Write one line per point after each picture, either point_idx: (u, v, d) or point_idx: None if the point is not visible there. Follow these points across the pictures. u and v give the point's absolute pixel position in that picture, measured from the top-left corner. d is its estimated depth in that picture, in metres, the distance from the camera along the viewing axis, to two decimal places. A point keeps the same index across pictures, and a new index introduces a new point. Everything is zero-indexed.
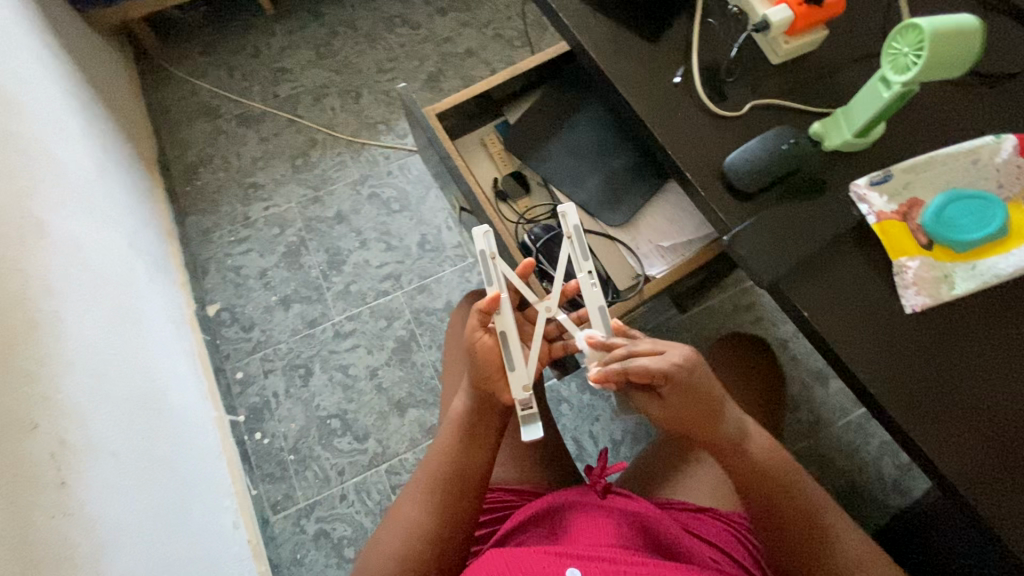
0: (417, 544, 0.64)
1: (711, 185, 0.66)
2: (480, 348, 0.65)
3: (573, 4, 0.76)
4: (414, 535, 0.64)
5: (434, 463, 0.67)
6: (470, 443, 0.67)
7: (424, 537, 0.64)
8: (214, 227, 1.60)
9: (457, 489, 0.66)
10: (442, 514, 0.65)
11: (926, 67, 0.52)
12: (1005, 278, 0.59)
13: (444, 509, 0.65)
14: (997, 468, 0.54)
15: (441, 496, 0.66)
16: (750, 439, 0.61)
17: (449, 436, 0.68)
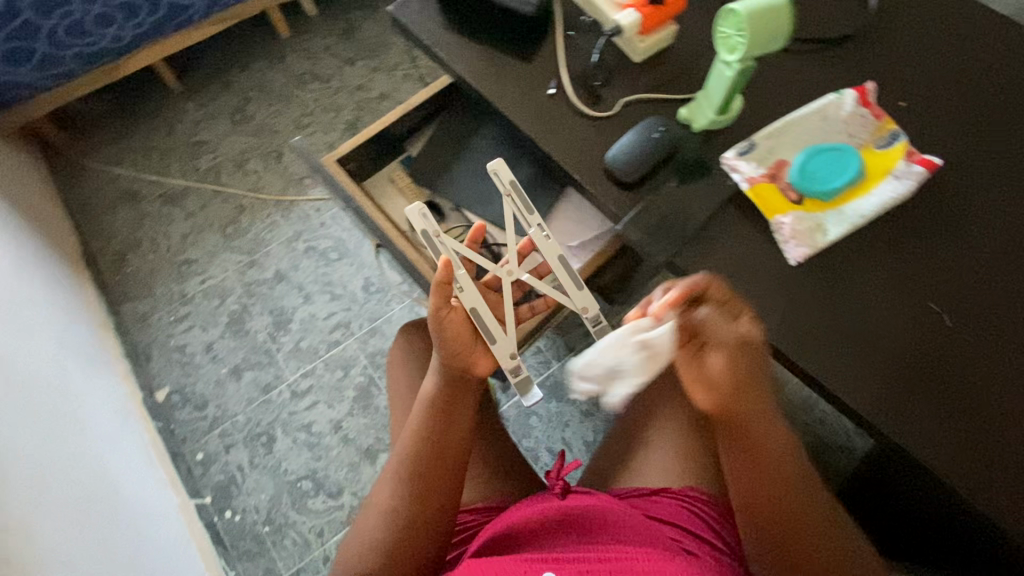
0: (399, 532, 0.62)
1: (600, 181, 0.70)
2: (450, 326, 0.69)
3: (447, 38, 0.80)
4: (389, 528, 0.63)
5: (406, 451, 0.66)
6: (442, 425, 0.66)
7: (401, 528, 0.63)
8: (151, 311, 1.56)
9: (434, 470, 0.65)
10: (422, 500, 0.63)
11: (751, 43, 0.57)
12: (870, 217, 0.64)
13: (418, 499, 0.64)
14: (897, 392, 0.58)
15: (414, 485, 0.64)
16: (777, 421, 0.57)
17: (419, 422, 0.67)
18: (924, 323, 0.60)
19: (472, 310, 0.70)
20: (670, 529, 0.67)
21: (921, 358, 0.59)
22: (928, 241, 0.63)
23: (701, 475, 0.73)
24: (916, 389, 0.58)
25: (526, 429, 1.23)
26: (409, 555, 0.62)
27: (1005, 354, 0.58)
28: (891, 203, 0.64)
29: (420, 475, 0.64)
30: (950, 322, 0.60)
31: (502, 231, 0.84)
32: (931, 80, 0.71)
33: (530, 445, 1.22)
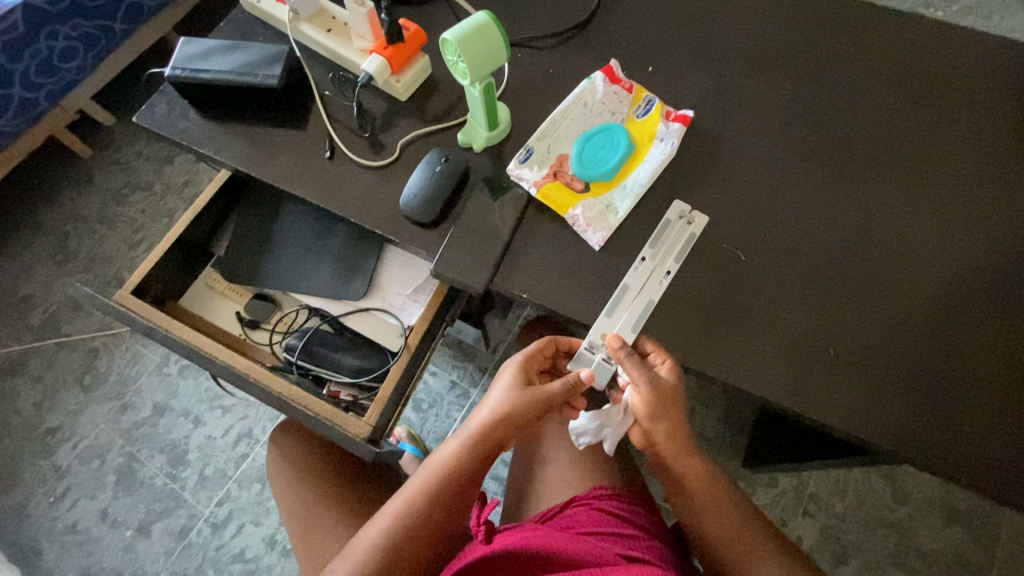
0: (401, 546, 0.61)
1: (403, 229, 0.69)
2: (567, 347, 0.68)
3: (208, 130, 0.75)
4: (397, 546, 0.61)
5: (415, 503, 0.63)
6: (462, 487, 0.65)
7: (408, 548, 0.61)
8: (26, 499, 1.38)
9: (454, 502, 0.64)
10: (436, 526, 0.63)
11: (471, 64, 0.58)
12: (650, 183, 0.67)
13: (411, 559, 0.61)
14: (721, 337, 0.61)
15: (413, 541, 0.61)
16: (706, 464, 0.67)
17: (438, 472, 0.64)
18: (738, 267, 0.64)
19: (625, 292, 0.63)
20: (599, 539, 0.64)
21: (731, 297, 0.63)
22: (706, 189, 0.67)
23: (599, 473, 0.75)
24: (737, 328, 0.62)
25: None
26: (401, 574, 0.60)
27: (799, 269, 0.64)
28: (663, 164, 0.67)
29: (440, 501, 0.63)
30: (745, 256, 0.64)
31: (336, 302, 0.81)
32: (670, 40, 0.76)
33: None
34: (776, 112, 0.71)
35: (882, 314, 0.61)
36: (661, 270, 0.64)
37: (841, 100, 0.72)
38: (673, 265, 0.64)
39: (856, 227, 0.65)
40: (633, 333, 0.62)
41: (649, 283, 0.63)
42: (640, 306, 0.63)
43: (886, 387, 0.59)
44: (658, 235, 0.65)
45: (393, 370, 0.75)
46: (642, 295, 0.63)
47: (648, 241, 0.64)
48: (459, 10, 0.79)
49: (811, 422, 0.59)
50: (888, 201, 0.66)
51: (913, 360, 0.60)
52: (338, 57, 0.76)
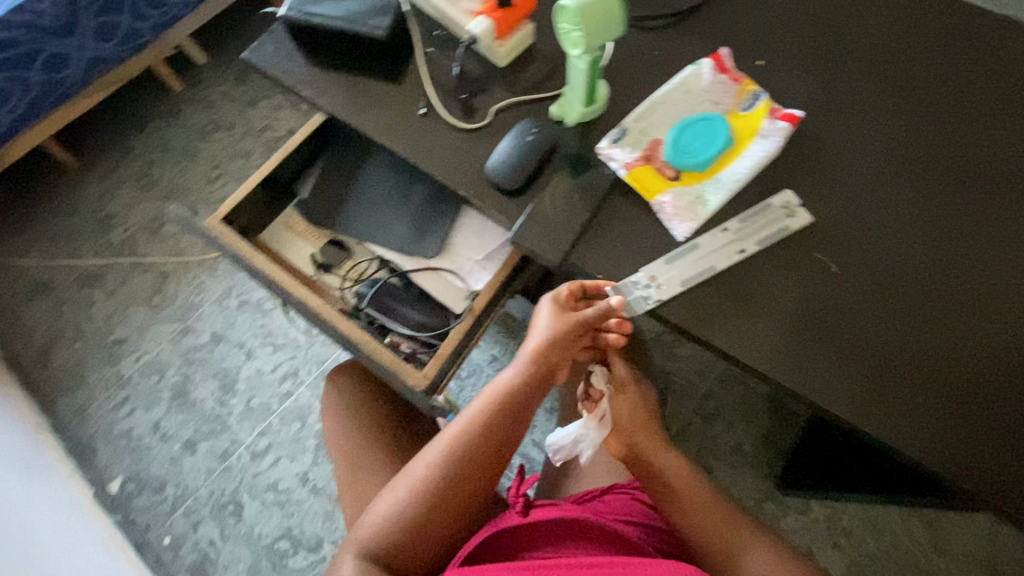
0: (454, 472, 0.61)
1: (485, 193, 0.69)
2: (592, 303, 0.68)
3: (310, 75, 0.78)
4: (450, 473, 0.61)
5: (468, 432, 0.63)
6: (512, 414, 0.65)
7: (462, 475, 0.61)
8: (90, 401, 1.49)
9: (503, 433, 0.64)
10: (486, 456, 0.63)
11: (586, 36, 0.57)
12: (745, 180, 0.65)
13: (463, 485, 0.61)
14: (795, 347, 0.59)
15: (466, 468, 0.62)
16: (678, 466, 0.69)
17: (488, 405, 0.64)
18: (828, 278, 0.61)
19: (691, 249, 0.62)
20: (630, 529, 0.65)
21: (813, 308, 0.60)
22: (803, 193, 0.64)
23: None
24: (813, 341, 0.60)
25: None
26: (451, 500, 0.61)
27: (895, 289, 0.60)
28: (761, 164, 0.65)
29: (491, 431, 0.63)
30: (835, 268, 0.62)
31: (407, 257, 0.83)
32: (785, 34, 0.72)
33: None
34: (890, 123, 0.67)
35: (980, 348, 0.58)
36: (736, 245, 0.62)
37: (963, 118, 0.67)
38: (754, 248, 0.62)
39: (962, 254, 0.61)
40: (682, 287, 0.61)
41: (722, 254, 0.62)
42: (701, 268, 0.62)
43: (964, 426, 0.56)
44: (744, 216, 0.63)
45: (455, 331, 0.76)
46: (711, 263, 0.62)
47: (729, 219, 0.63)
48: None
49: (882, 448, 0.57)
50: (1002, 231, 0.62)
51: (1009, 402, 0.56)
52: (442, 16, 0.76)
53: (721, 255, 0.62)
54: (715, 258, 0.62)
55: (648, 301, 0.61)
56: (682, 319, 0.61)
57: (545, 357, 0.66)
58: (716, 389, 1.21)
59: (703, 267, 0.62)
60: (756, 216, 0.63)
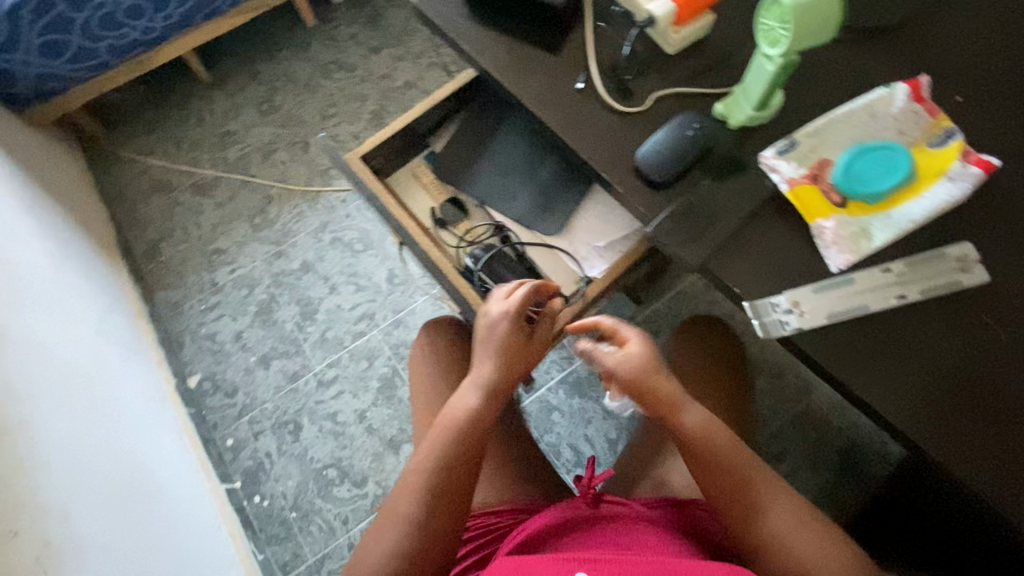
0: (430, 476, 0.63)
1: (631, 181, 0.67)
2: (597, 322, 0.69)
3: (475, 29, 0.77)
4: (425, 480, 0.63)
5: (438, 441, 0.65)
6: (480, 424, 0.66)
7: (437, 481, 0.63)
8: (183, 299, 1.58)
9: (470, 442, 0.65)
10: (455, 460, 0.64)
11: (795, 37, 0.54)
12: (920, 222, 0.60)
13: (453, 490, 0.63)
14: (939, 408, 0.55)
15: (453, 473, 0.63)
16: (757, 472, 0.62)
17: (461, 410, 0.66)
18: (992, 344, 0.56)
19: (844, 283, 0.59)
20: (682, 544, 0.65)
21: (966, 371, 0.56)
22: (983, 246, 0.59)
23: None
24: (960, 405, 0.55)
25: (549, 424, 1.28)
26: (434, 503, 0.62)
27: None
28: (943, 207, 0.60)
29: (457, 438, 0.65)
30: (1004, 335, 0.56)
31: (525, 229, 0.84)
32: (994, 71, 0.65)
33: (551, 440, 1.27)
34: None
35: None
36: (894, 289, 0.58)
37: None
38: (917, 295, 0.57)
39: None
40: (826, 319, 0.58)
41: (879, 295, 0.58)
42: (850, 305, 0.58)
43: None
44: (911, 259, 0.59)
45: (567, 312, 0.78)
46: (866, 302, 0.58)
47: (891, 259, 0.59)
48: None
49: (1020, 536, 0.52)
50: None
51: None
52: None
53: (879, 296, 0.58)
54: (870, 298, 0.58)
55: (786, 327, 0.58)
56: (820, 353, 0.57)
57: (507, 367, 0.68)
58: (786, 428, 1.17)
59: (853, 305, 0.58)
60: (924, 262, 0.59)
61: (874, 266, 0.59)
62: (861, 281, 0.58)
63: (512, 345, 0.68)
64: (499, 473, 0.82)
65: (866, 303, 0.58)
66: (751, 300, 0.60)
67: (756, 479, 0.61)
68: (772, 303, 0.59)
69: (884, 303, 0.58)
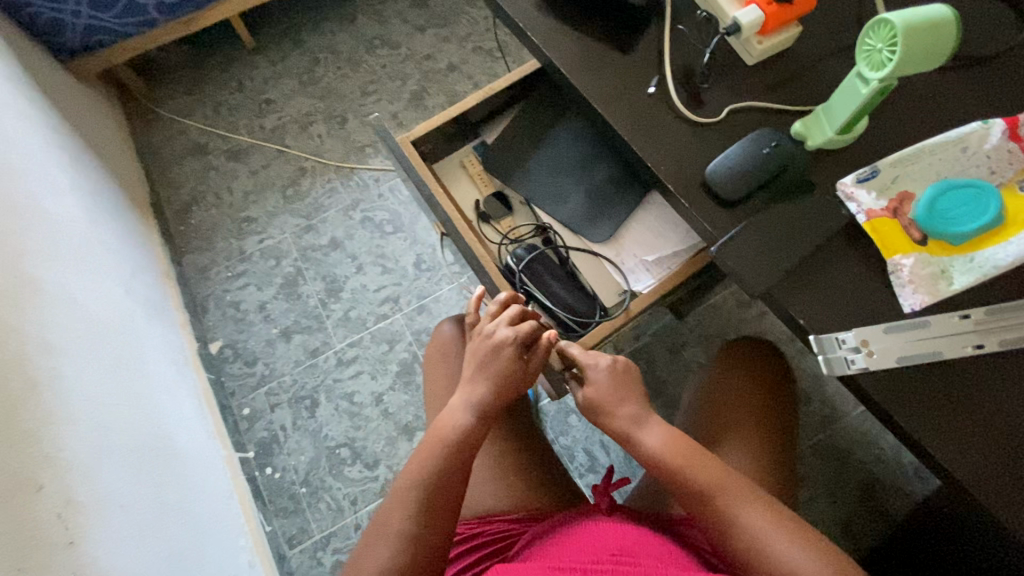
0: (425, 473, 0.63)
1: (695, 196, 0.65)
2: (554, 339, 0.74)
3: (545, 21, 0.74)
4: (421, 477, 0.63)
5: (434, 443, 0.66)
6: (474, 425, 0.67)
7: (434, 476, 0.63)
8: (211, 264, 1.58)
9: (465, 442, 0.66)
10: (450, 457, 0.64)
11: (901, 62, 0.50)
12: (1007, 268, 0.56)
13: (441, 510, 0.62)
14: (1009, 467, 0.52)
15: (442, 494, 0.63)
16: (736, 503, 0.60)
17: (457, 413, 0.68)
18: None
19: (918, 326, 0.56)
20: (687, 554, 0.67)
21: None
22: None
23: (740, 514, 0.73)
24: None
25: (566, 426, 1.26)
26: (431, 500, 0.62)
27: None
28: None
29: (452, 438, 0.66)
30: None
31: (572, 234, 0.83)
32: None
33: (567, 443, 1.25)
34: None
35: None
36: (969, 338, 0.55)
37: None
38: (996, 346, 0.54)
39: None
40: (895, 363, 0.55)
41: (953, 343, 0.55)
42: (923, 349, 0.55)
43: None
44: (993, 308, 0.56)
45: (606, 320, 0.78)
46: (939, 349, 0.55)
47: (969, 308, 0.56)
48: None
49: None
50: None
51: None
52: None
53: (953, 344, 0.55)
54: (942, 345, 0.55)
55: (852, 365, 0.55)
56: (885, 397, 0.55)
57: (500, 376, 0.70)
58: (810, 456, 1.14)
59: (925, 351, 0.55)
60: (1006, 312, 0.55)
61: (951, 312, 0.56)
62: (937, 327, 0.56)
63: (508, 367, 0.69)
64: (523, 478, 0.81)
65: (939, 350, 0.55)
66: (815, 333, 0.58)
67: (711, 483, 0.61)
68: (840, 339, 0.57)
69: (959, 351, 0.55)
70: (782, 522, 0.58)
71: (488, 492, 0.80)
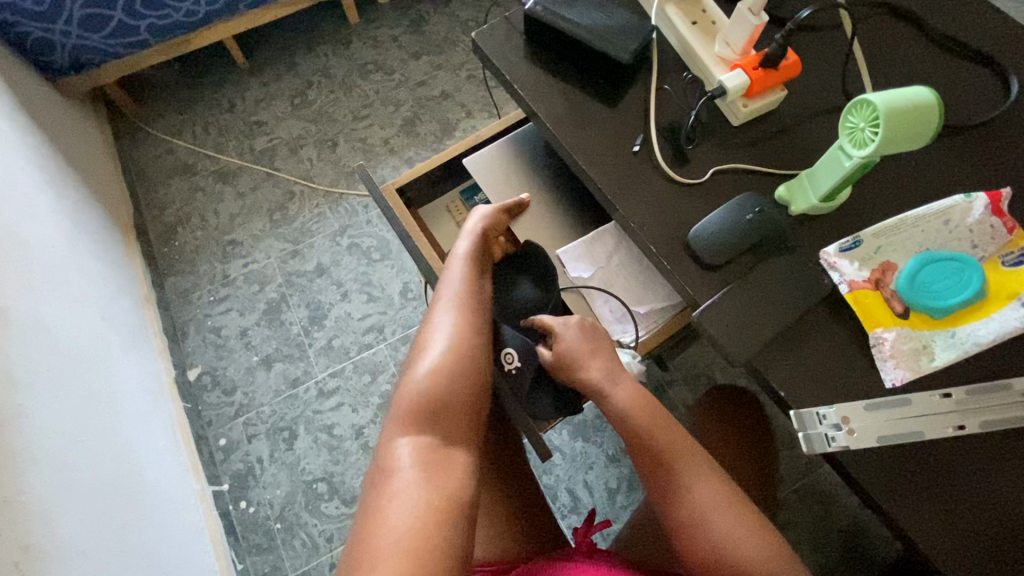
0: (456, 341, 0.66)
1: (678, 257, 0.64)
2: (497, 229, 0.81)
3: (531, 74, 0.74)
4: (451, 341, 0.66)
5: (455, 308, 0.69)
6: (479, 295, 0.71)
7: (461, 340, 0.66)
8: (193, 288, 1.55)
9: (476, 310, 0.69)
10: (469, 327, 0.67)
11: (883, 143, 0.50)
12: (986, 346, 0.56)
13: (466, 396, 0.63)
14: (989, 555, 0.51)
15: (464, 369, 0.64)
16: (687, 458, 0.63)
17: (462, 284, 0.71)
18: None
19: (899, 403, 0.55)
20: None
21: None
22: None
23: None
24: (1011, 554, 0.51)
25: (548, 465, 1.23)
26: (461, 363, 0.64)
27: None
28: (1016, 333, 0.55)
29: (466, 306, 0.69)
30: None
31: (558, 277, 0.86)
32: None
33: (550, 482, 1.23)
34: None
35: None
36: (949, 417, 0.54)
37: None
38: (977, 426, 0.54)
39: None
40: (876, 442, 0.54)
41: (934, 422, 0.54)
42: (905, 429, 0.54)
43: None
44: (974, 387, 0.55)
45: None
46: (920, 428, 0.54)
47: (952, 385, 0.55)
48: (831, 58, 0.70)
49: None
50: None
51: None
52: (688, 54, 0.71)
53: (935, 424, 0.54)
54: (923, 423, 0.54)
55: (832, 443, 0.54)
56: (867, 477, 0.53)
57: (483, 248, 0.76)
58: (795, 501, 1.13)
59: (904, 430, 0.54)
60: (988, 390, 0.55)
61: (933, 387, 0.55)
62: (918, 406, 0.55)
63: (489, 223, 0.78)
64: (504, 530, 0.76)
65: (920, 428, 0.54)
66: (795, 410, 0.57)
67: (676, 443, 0.64)
68: (826, 421, 0.55)
69: (942, 431, 0.54)
70: (734, 501, 0.60)
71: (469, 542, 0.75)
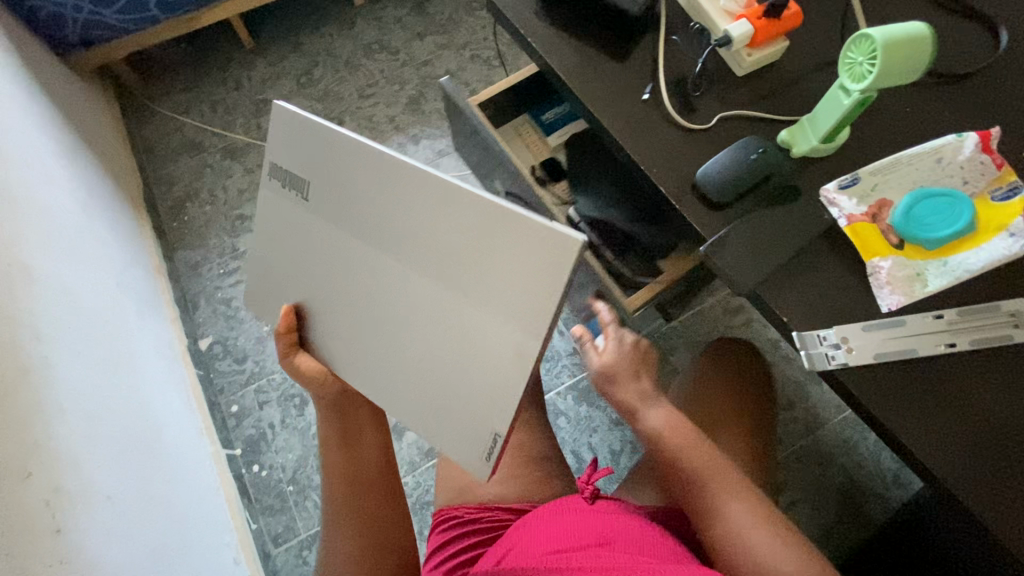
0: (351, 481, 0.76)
1: (688, 198, 0.67)
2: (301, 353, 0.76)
3: (544, 29, 0.77)
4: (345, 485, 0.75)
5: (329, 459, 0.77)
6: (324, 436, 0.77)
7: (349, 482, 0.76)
8: (203, 260, 1.57)
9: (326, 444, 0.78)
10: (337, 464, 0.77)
11: (879, 75, 0.54)
12: (976, 273, 0.59)
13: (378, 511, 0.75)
14: (980, 462, 0.55)
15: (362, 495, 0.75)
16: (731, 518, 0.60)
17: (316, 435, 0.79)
18: None
19: (898, 324, 0.59)
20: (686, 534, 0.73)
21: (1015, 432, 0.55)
22: None
23: None
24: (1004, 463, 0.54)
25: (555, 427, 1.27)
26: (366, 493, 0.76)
27: None
28: (1001, 260, 0.59)
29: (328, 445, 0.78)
30: None
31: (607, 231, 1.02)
32: None
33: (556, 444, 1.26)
34: None
35: None
36: (940, 336, 0.58)
37: None
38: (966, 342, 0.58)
39: None
40: (873, 358, 0.58)
41: (929, 341, 0.58)
42: (900, 347, 0.58)
43: None
44: (963, 310, 0.59)
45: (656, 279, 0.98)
46: (914, 346, 0.58)
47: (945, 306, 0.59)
48: (830, 12, 0.73)
49: None
50: None
51: None
52: (695, 8, 0.74)
53: (928, 342, 0.58)
54: (916, 342, 0.58)
55: (832, 361, 0.58)
56: (865, 393, 0.57)
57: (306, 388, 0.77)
58: (792, 459, 1.17)
59: (898, 348, 0.58)
60: (977, 313, 0.59)
61: (929, 308, 0.59)
62: (913, 328, 0.58)
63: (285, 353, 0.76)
64: (524, 469, 0.81)
65: (914, 347, 0.58)
66: (798, 333, 0.60)
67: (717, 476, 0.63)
68: (825, 339, 0.59)
69: (935, 348, 0.58)
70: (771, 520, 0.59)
71: (494, 479, 0.80)
